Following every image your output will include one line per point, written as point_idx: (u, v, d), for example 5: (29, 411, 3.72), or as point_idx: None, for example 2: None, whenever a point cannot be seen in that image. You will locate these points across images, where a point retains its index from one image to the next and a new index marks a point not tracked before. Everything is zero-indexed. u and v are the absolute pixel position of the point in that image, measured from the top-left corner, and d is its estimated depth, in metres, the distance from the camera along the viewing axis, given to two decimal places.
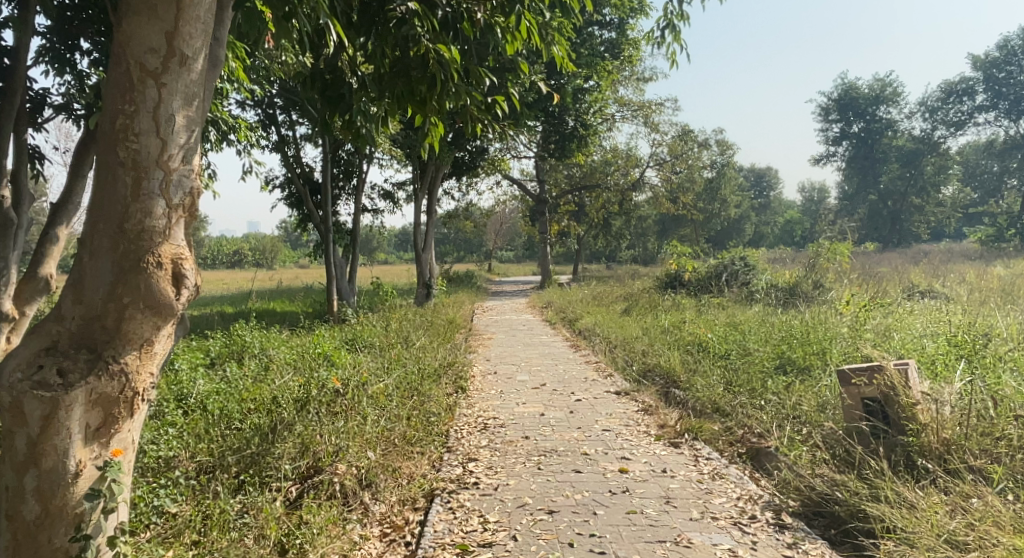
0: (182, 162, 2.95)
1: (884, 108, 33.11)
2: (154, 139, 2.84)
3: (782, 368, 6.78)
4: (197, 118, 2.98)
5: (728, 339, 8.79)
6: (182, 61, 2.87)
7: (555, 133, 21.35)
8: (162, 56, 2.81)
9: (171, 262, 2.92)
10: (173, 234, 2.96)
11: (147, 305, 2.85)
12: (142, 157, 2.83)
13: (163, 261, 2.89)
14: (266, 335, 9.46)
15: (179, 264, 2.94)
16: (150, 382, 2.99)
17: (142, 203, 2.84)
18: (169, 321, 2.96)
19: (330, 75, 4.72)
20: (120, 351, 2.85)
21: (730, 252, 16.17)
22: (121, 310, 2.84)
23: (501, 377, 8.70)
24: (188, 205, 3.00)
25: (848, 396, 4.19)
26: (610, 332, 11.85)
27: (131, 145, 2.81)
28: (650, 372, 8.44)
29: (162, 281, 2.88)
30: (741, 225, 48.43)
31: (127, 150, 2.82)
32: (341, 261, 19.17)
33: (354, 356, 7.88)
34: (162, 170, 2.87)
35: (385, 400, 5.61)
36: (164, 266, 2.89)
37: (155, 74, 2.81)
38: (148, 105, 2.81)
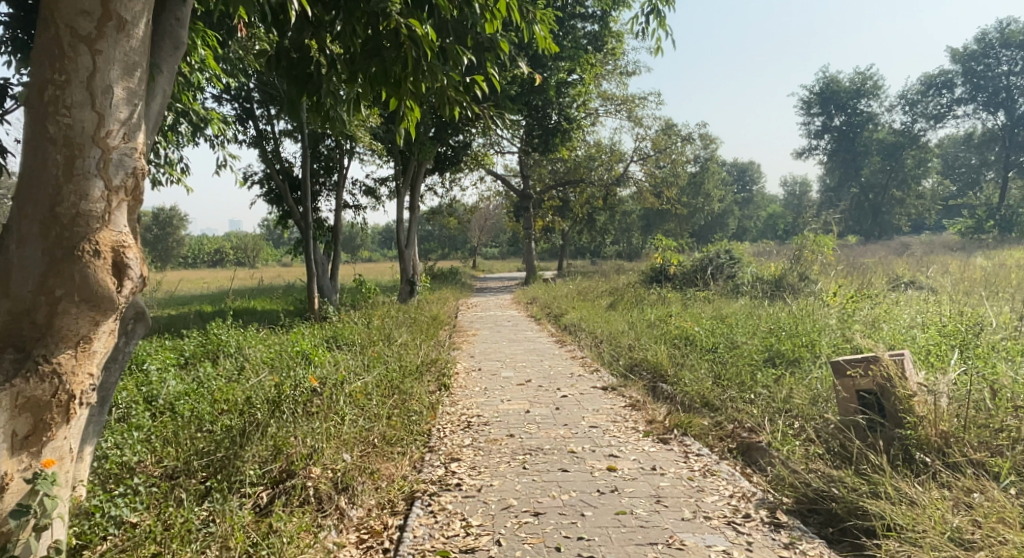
0: (123, 140, 2.82)
1: (864, 102, 33.26)
2: (90, 112, 2.70)
3: (771, 360, 6.68)
4: (138, 90, 2.87)
5: (715, 332, 8.68)
6: (120, 26, 2.75)
7: (539, 127, 21.18)
8: (96, 20, 2.69)
9: (110, 251, 2.77)
10: (114, 220, 2.80)
11: (82, 297, 2.70)
12: (76, 132, 2.68)
13: (101, 248, 2.73)
14: (243, 333, 9.21)
15: (120, 253, 2.80)
16: (87, 384, 2.84)
17: (77, 184, 2.68)
18: (108, 316, 2.80)
19: (296, 53, 4.53)
20: (53, 349, 2.69)
21: (715, 245, 16.10)
22: (54, 303, 2.67)
23: (485, 374, 8.53)
24: (130, 187, 2.86)
25: (843, 388, 4.07)
26: (596, 327, 11.69)
27: (63, 119, 2.66)
28: (637, 367, 8.31)
29: (101, 271, 2.73)
30: (725, 218, 48.57)
31: (58, 124, 2.67)
32: (322, 258, 18.89)
33: (333, 355, 7.68)
34: (100, 148, 2.73)
35: (365, 398, 5.40)
36: (102, 255, 2.73)
37: (89, 40, 2.69)
38: (81, 73, 2.68)
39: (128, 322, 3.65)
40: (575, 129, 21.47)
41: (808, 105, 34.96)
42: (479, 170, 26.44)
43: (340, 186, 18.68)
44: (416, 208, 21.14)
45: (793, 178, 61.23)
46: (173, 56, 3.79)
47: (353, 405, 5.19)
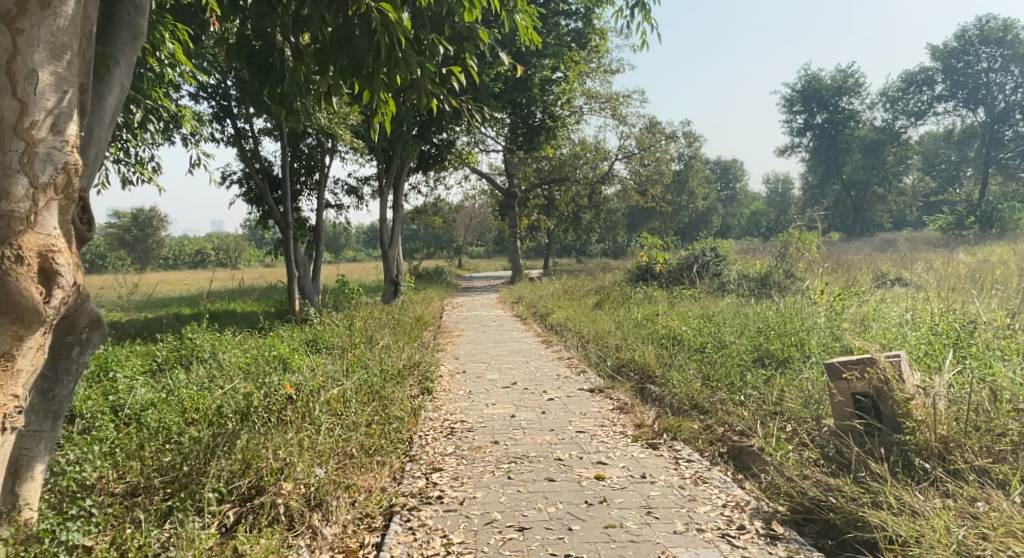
0: (50, 132, 2.69)
1: (846, 99, 33.39)
2: (10, 101, 2.57)
3: (761, 360, 6.54)
4: (68, 76, 2.74)
5: (703, 331, 8.55)
6: (44, 4, 2.62)
7: (523, 125, 21.00)
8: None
9: (35, 255, 2.66)
10: (40, 222, 2.69)
11: (3, 309, 2.59)
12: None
13: (23, 254, 2.62)
14: (219, 337, 8.96)
15: (46, 258, 2.70)
16: (16, 403, 2.71)
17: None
18: (33, 328, 2.69)
19: (258, 40, 4.33)
20: None
21: (701, 242, 16.01)
22: None
23: (470, 376, 8.35)
24: (60, 184, 2.75)
25: (837, 392, 3.93)
26: (582, 327, 11.54)
27: None
28: (624, 368, 8.16)
29: (25, 278, 2.62)
30: (709, 216, 48.69)
31: None
32: (303, 258, 18.60)
33: (313, 359, 7.48)
34: (23, 141, 2.61)
35: (343, 406, 5.21)
36: (25, 260, 2.62)
37: (9, 19, 2.54)
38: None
39: (82, 331, 3.39)
40: (559, 126, 21.31)
41: (790, 103, 35.07)
42: (463, 169, 26.21)
43: (321, 185, 18.41)
44: (400, 207, 20.90)
45: (775, 175, 61.54)
46: (131, 46, 3.58)
47: (330, 412, 5.01)
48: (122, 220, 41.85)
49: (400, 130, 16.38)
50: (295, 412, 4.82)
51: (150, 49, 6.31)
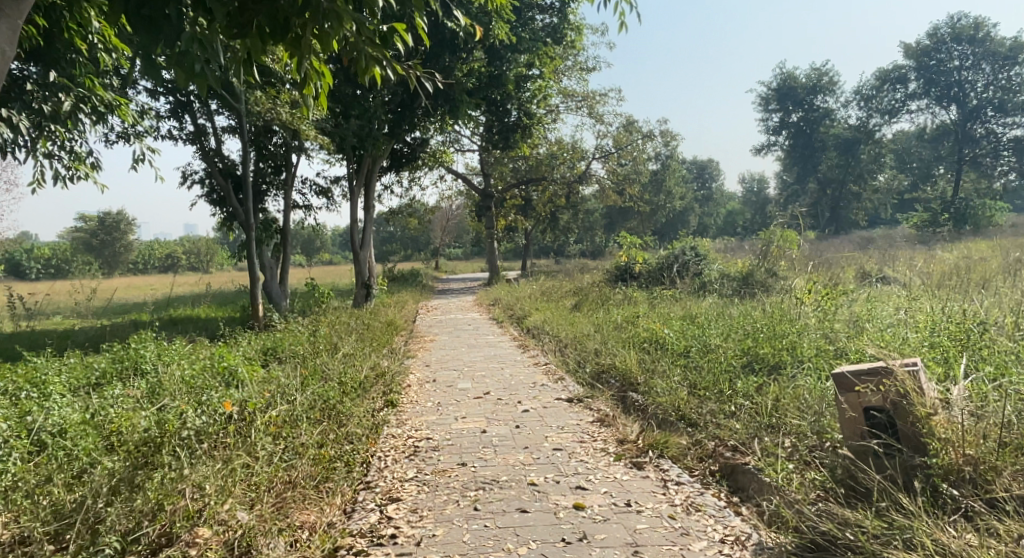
0: None
1: (821, 97, 33.36)
2: None
3: (751, 366, 6.05)
4: None
5: (686, 334, 8.07)
6: None
7: (497, 123, 20.46)
8: None
9: None
10: None
11: None
12: None
13: None
14: (167, 347, 8.32)
15: None
16: None
17: None
18: None
19: None
20: None
21: (681, 241, 15.60)
22: None
23: (440, 386, 7.79)
24: None
25: (845, 402, 3.46)
26: (560, 330, 11.02)
27: None
28: (604, 375, 7.67)
29: None
30: (687, 215, 48.60)
31: None
32: (270, 262, 17.94)
33: (269, 371, 6.92)
34: None
35: (289, 426, 4.66)
36: None
37: None
38: None
39: None
40: (535, 124, 20.80)
41: (766, 102, 35.10)
42: (438, 169, 25.65)
43: (288, 186, 17.78)
44: (372, 208, 20.29)
45: (751, 175, 61.73)
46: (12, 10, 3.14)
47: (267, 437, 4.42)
48: (90, 224, 40.70)
49: (368, 128, 15.81)
50: (232, 439, 4.24)
51: (73, 25, 5.65)
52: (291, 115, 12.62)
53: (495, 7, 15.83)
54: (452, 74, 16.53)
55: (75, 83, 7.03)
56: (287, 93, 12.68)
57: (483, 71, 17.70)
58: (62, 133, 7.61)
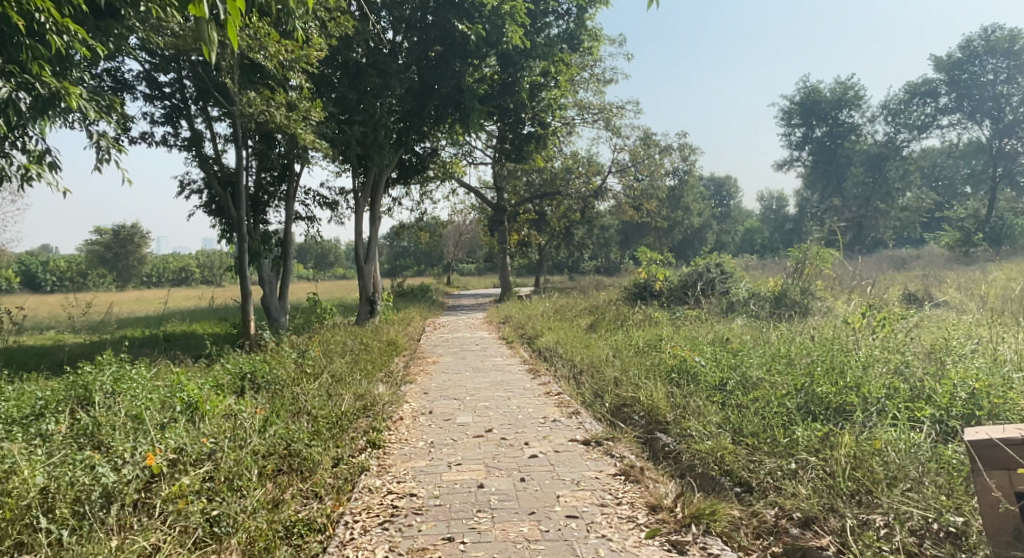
0: None
1: (846, 112, 32.25)
2: None
3: (808, 409, 4.96)
4: None
5: (721, 363, 6.97)
6: None
7: (511, 133, 19.59)
8: None
9: None
10: None
11: None
12: None
13: None
14: (129, 370, 7.38)
15: None
16: None
17: None
18: None
19: None
20: None
21: (705, 258, 14.47)
22: None
23: (435, 420, 6.77)
24: None
25: (993, 485, 2.92)
26: (574, 354, 9.94)
27: None
28: (626, 411, 6.63)
29: None
30: (704, 233, 47.36)
31: None
32: (269, 275, 17.06)
33: (237, 407, 6.01)
34: None
35: (221, 496, 3.77)
36: None
37: None
38: None
39: None
40: (550, 135, 19.87)
41: (789, 116, 34.04)
42: (449, 182, 24.79)
43: (288, 197, 16.98)
44: (378, 221, 19.42)
45: (771, 192, 60.30)
46: None
47: (181, 514, 3.55)
48: (103, 235, 40.31)
49: (373, 136, 15.01)
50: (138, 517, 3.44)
51: None
52: (287, 118, 11.65)
53: (509, 10, 15.01)
54: (463, 81, 15.69)
55: (20, 73, 6.15)
56: (283, 96, 11.73)
57: (496, 78, 16.77)
58: (14, 133, 6.74)
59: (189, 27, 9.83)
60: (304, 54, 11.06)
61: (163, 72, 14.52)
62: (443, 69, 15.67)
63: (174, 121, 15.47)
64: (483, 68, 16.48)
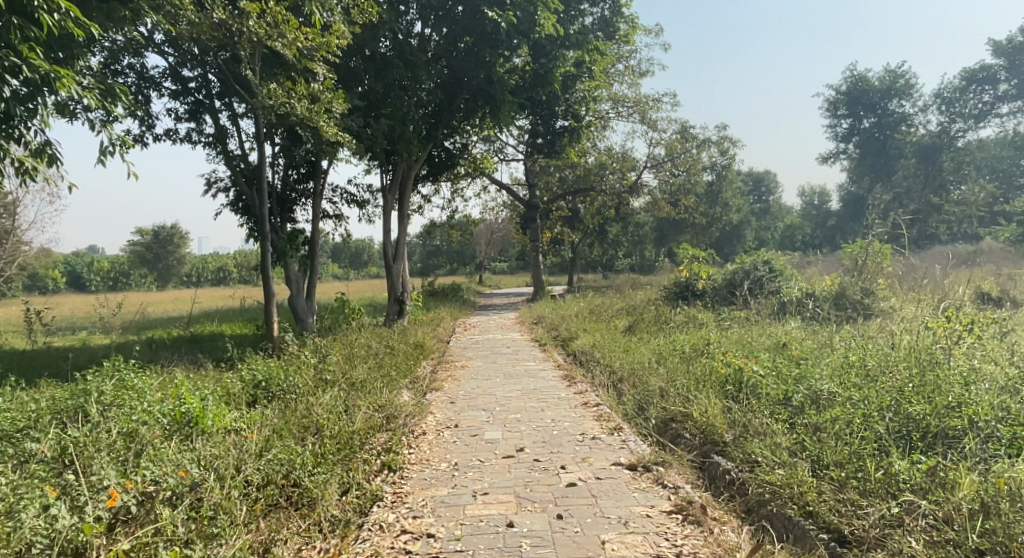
0: None
1: (896, 101, 30.90)
2: None
3: (902, 435, 4.20)
4: None
5: (784, 373, 6.15)
6: None
7: (543, 127, 18.85)
8: None
9: None
10: None
11: None
12: None
13: None
14: (135, 378, 6.87)
15: None
16: None
17: None
18: None
19: None
20: None
21: (751, 255, 13.56)
22: None
23: (460, 436, 6.11)
24: None
25: None
26: (613, 359, 9.17)
27: None
28: (676, 429, 5.89)
29: None
30: (743, 229, 45.93)
31: None
32: (296, 275, 16.60)
33: (244, 422, 5.43)
34: None
35: (195, 546, 3.20)
36: None
37: None
38: None
39: None
40: (584, 127, 19.07)
41: (834, 106, 32.73)
42: (480, 179, 24.22)
43: (315, 195, 16.51)
44: (407, 220, 18.84)
45: (812, 187, 58.33)
46: None
47: None
48: (141, 236, 40.76)
49: (400, 131, 14.43)
50: None
51: None
52: (309, 110, 11.05)
53: None
54: (494, 72, 15.00)
55: (7, 55, 5.70)
56: (305, 86, 11.13)
57: (528, 69, 16.07)
58: (5, 122, 6.26)
59: (205, 16, 9.31)
60: (325, 42, 10.50)
61: (187, 66, 14.14)
62: (473, 61, 15.01)
63: (198, 117, 15.11)
64: (514, 58, 15.78)
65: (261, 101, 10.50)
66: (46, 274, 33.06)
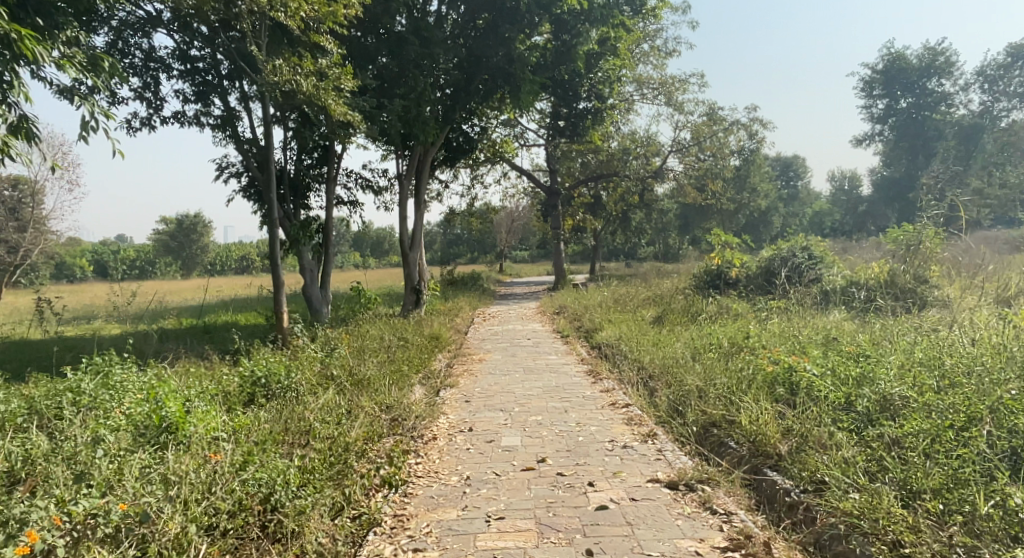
0: None
1: (935, 80, 29.55)
2: None
3: (1009, 455, 3.58)
4: None
5: (841, 372, 5.43)
6: None
7: (565, 108, 18.04)
8: None
9: None
10: None
11: None
12: None
13: None
14: (121, 374, 6.30)
15: None
16: None
17: None
18: None
19: None
20: None
21: (789, 241, 12.69)
22: None
23: (474, 442, 5.47)
24: None
25: None
26: (642, 353, 8.44)
27: None
28: (719, 437, 5.20)
29: None
30: (770, 216, 44.65)
31: None
32: (310, 264, 15.99)
33: (232, 428, 4.84)
34: None
35: None
36: None
37: None
38: None
39: None
40: (608, 109, 18.22)
41: (869, 86, 31.37)
42: (500, 164, 23.51)
43: (329, 180, 15.91)
44: (424, 207, 18.18)
45: (842, 172, 56.60)
46: None
47: None
48: (166, 226, 40.79)
49: (416, 112, 13.60)
50: None
51: None
52: (317, 88, 10.39)
53: None
54: (514, 49, 14.20)
55: None
56: (312, 62, 10.50)
57: (549, 46, 15.31)
58: None
59: None
60: (332, 13, 9.94)
61: (193, 45, 13.55)
62: (491, 37, 14.24)
63: (207, 99, 14.56)
64: (535, 36, 15.00)
65: (266, 78, 9.79)
66: (70, 264, 33.08)
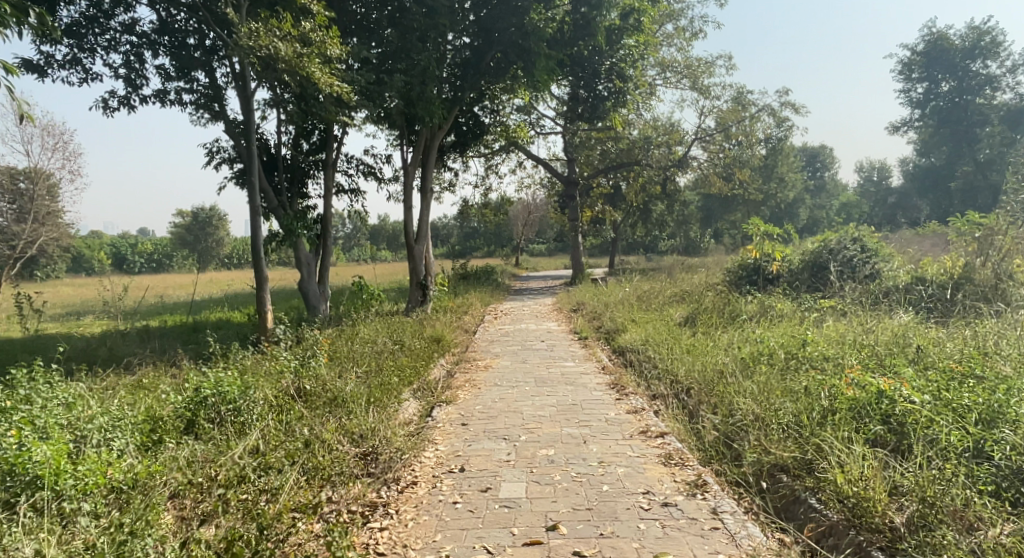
0: None
1: (980, 63, 27.59)
2: None
3: None
4: None
5: (958, 404, 4.00)
6: None
7: (584, 89, 16.51)
8: None
9: None
10: None
11: None
12: None
13: None
14: (23, 391, 4.97)
15: None
16: None
17: None
18: None
19: None
20: None
21: (837, 232, 11.17)
22: None
23: (464, 491, 4.15)
24: None
25: None
26: (676, 364, 7.03)
27: None
28: (797, 494, 3.81)
29: None
30: (797, 207, 42.83)
31: None
32: (308, 257, 14.69)
33: (131, 478, 3.55)
34: None
35: None
36: None
37: None
38: None
39: None
40: (631, 90, 16.54)
41: (909, 69, 29.50)
42: (514, 153, 22.15)
43: (328, 166, 14.64)
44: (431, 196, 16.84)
45: (871, 162, 54.43)
46: None
47: None
48: (181, 220, 39.84)
49: (419, 90, 12.14)
50: None
51: None
52: (299, 55, 9.06)
53: None
54: (527, 18, 12.61)
55: None
56: (293, 26, 9.17)
57: (567, 21, 13.81)
58: None
59: None
60: None
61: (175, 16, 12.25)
62: (501, 7, 12.70)
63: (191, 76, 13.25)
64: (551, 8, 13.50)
65: (240, 42, 8.47)
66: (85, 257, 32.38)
